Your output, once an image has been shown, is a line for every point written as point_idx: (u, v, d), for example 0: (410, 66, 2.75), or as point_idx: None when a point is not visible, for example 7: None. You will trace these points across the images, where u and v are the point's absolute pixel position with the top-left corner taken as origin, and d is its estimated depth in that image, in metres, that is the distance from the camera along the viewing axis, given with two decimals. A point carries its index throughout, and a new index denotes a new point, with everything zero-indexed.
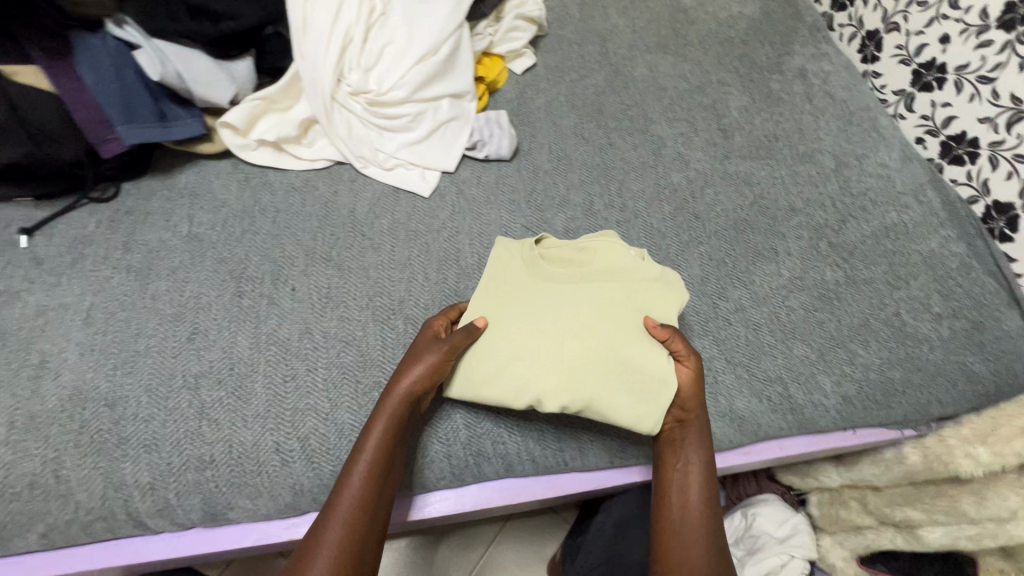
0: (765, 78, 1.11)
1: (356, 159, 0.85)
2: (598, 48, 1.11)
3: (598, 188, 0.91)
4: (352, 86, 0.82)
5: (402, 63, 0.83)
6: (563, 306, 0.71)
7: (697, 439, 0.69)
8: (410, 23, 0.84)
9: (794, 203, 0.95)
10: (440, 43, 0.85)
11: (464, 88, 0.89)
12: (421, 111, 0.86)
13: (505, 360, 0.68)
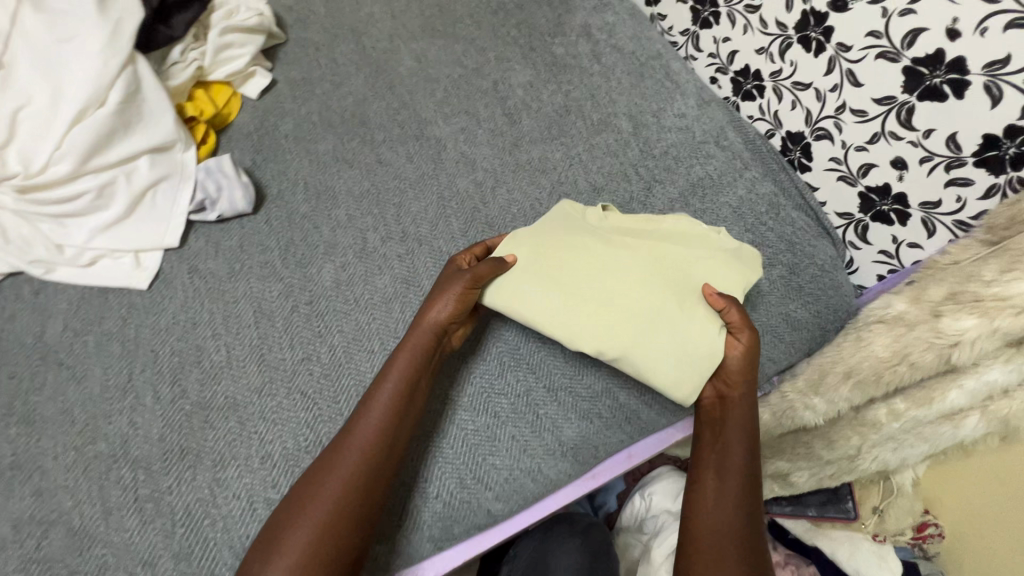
0: (547, 44, 1.01)
1: (38, 265, 0.66)
2: (353, 45, 0.95)
3: (371, 221, 0.77)
4: None
5: (54, 129, 0.64)
6: (611, 253, 0.68)
7: (738, 423, 0.65)
8: (52, 74, 0.64)
9: (594, 182, 0.86)
10: (103, 91, 0.65)
11: (165, 138, 0.70)
12: (107, 182, 0.67)
13: (544, 292, 0.66)
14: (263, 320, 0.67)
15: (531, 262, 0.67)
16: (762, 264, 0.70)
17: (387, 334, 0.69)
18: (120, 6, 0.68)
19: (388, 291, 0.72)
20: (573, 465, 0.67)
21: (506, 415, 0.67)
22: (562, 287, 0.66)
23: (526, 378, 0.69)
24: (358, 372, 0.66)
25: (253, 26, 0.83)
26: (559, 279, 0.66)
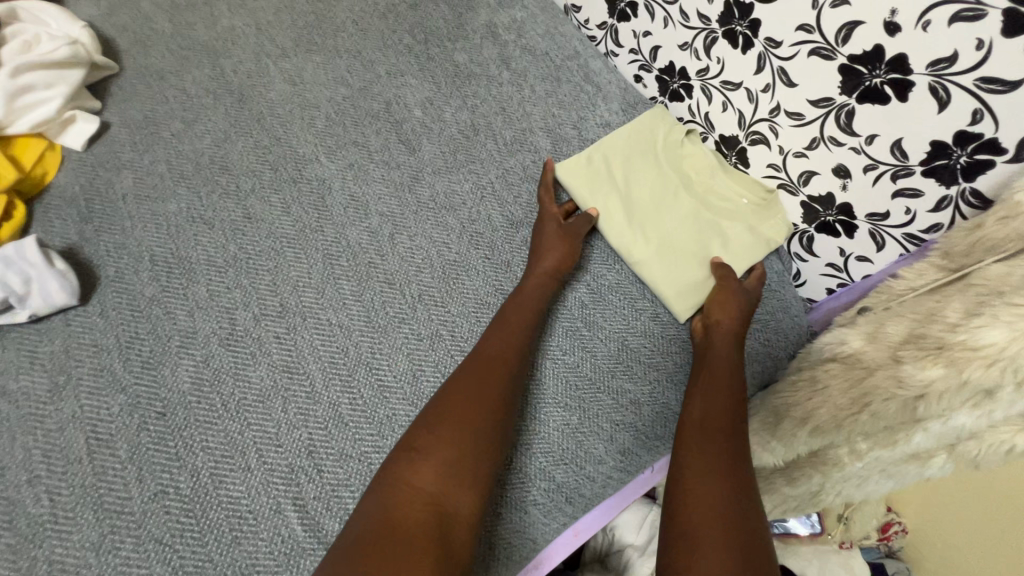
0: (446, 50, 0.88)
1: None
2: (209, 70, 0.78)
3: (241, 295, 0.63)
4: None
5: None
6: (658, 179, 0.80)
7: (729, 376, 0.64)
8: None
9: (511, 215, 0.75)
10: None
11: None
12: None
13: (614, 194, 0.78)
14: (100, 448, 0.53)
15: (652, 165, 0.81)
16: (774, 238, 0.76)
17: (265, 442, 0.56)
18: None
19: (265, 386, 0.59)
20: (506, 566, 0.59)
21: None
22: (637, 195, 0.79)
23: None
24: (227, 500, 0.53)
25: (63, 60, 0.67)
26: (634, 186, 0.79)
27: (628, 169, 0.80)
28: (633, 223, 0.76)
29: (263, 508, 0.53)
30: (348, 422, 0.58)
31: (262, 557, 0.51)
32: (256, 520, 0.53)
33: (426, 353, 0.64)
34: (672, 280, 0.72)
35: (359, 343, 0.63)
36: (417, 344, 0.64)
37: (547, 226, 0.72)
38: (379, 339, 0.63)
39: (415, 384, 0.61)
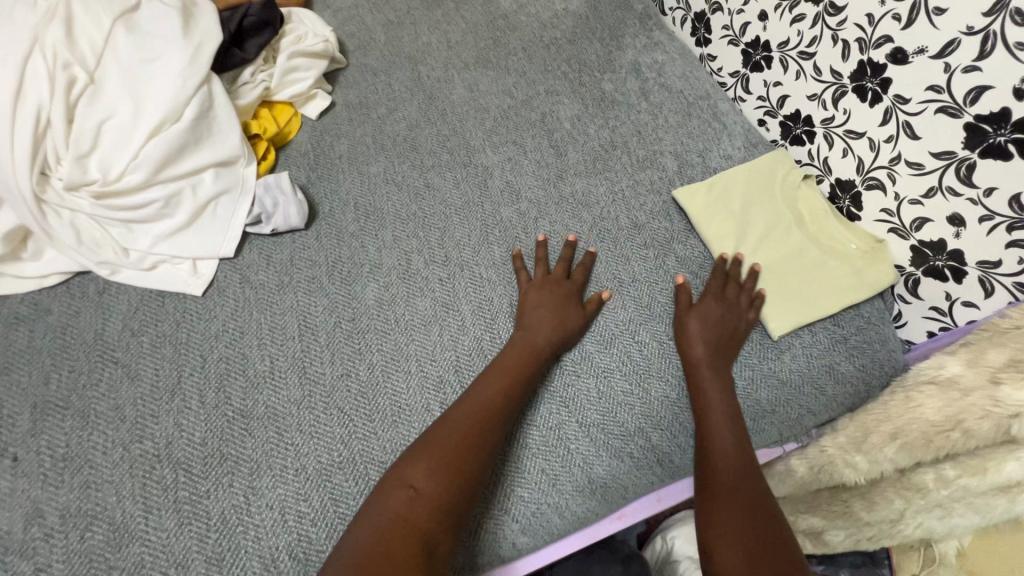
0: (596, 80, 1.02)
1: (102, 268, 0.68)
2: (408, 72, 0.97)
3: (416, 243, 0.78)
4: (65, 179, 0.65)
5: (135, 137, 0.67)
6: (772, 214, 0.87)
7: (730, 440, 0.66)
8: (135, 87, 0.68)
9: (636, 218, 0.86)
10: (181, 106, 0.69)
11: (232, 153, 0.74)
12: (174, 192, 0.70)
13: (732, 219, 0.85)
14: (308, 333, 0.69)
15: (768, 200, 0.88)
16: (881, 282, 0.81)
17: (423, 356, 0.70)
18: (201, 32, 0.72)
19: (427, 314, 0.73)
20: (600, 503, 0.67)
21: (537, 446, 0.67)
22: (750, 224, 0.86)
23: (557, 411, 0.69)
24: (393, 391, 0.67)
25: (318, 52, 0.88)
26: (750, 216, 0.86)
27: (744, 201, 0.88)
28: (743, 248, 0.83)
29: (417, 403, 0.67)
30: (487, 355, 0.71)
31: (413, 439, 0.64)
32: (411, 411, 0.66)
33: None
34: (778, 302, 0.79)
35: (501, 297, 0.76)
36: None
37: (541, 293, 0.74)
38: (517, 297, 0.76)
39: None
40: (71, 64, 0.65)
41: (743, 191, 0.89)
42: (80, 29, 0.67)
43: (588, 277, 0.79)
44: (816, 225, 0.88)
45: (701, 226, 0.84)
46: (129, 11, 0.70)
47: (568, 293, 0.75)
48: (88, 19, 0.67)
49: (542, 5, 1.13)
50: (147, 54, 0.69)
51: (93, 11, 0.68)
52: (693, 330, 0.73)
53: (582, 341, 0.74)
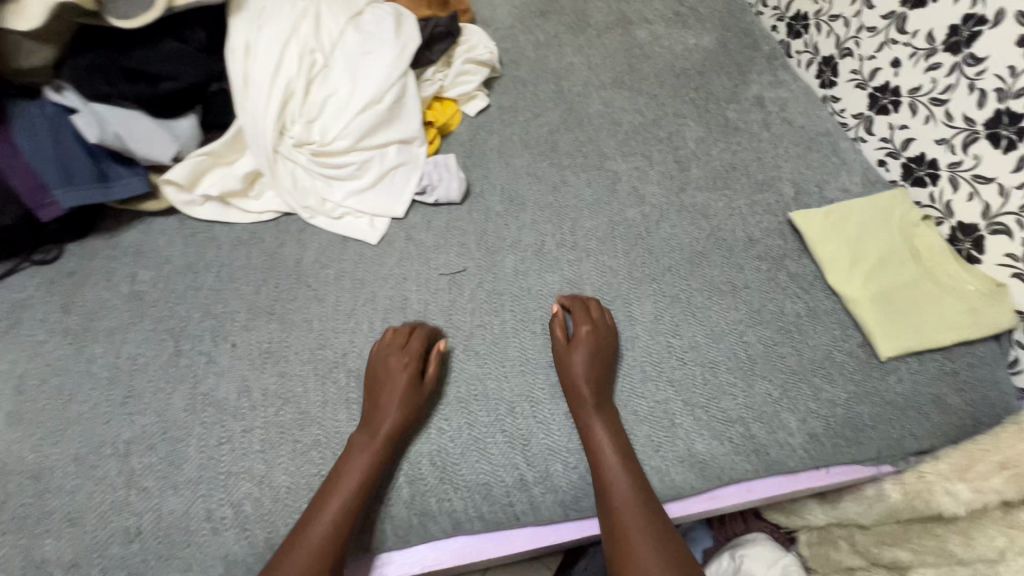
0: (721, 108, 1.11)
1: (303, 213, 0.84)
2: (553, 86, 1.10)
3: (551, 227, 0.89)
4: (295, 137, 0.82)
5: (347, 113, 0.83)
6: (888, 243, 0.90)
7: (635, 517, 0.64)
8: (353, 74, 0.85)
9: (751, 233, 0.92)
10: (383, 93, 0.85)
11: (413, 133, 0.89)
12: (367, 159, 0.85)
13: (847, 245, 0.89)
14: (456, 287, 0.81)
15: (885, 230, 0.91)
16: (996, 325, 0.82)
17: (551, 321, 0.79)
18: (406, 35, 0.89)
19: (556, 287, 0.82)
20: (698, 477, 0.71)
21: (645, 414, 0.73)
22: (864, 251, 0.89)
23: (665, 390, 0.75)
24: (521, 345, 0.76)
25: (484, 60, 1.02)
26: (865, 244, 0.90)
27: (859, 229, 0.91)
28: (856, 272, 0.86)
29: (543, 359, 0.76)
30: None
31: (538, 388, 0.73)
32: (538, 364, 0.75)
33: (667, 307, 0.82)
34: (888, 326, 0.81)
35: (621, 283, 0.84)
36: (661, 298, 0.83)
37: (382, 365, 0.71)
38: (635, 286, 0.84)
39: (657, 322, 0.81)
40: (313, 51, 0.83)
41: (860, 219, 0.92)
42: (326, 25, 0.85)
43: (527, 288, 0.82)
44: (934, 261, 0.90)
45: (814, 246, 0.89)
46: (358, 15, 0.88)
47: (410, 369, 0.69)
48: (331, 19, 0.86)
49: (675, 40, 1.24)
50: (367, 50, 0.86)
51: (335, 14, 0.86)
52: (582, 397, 0.70)
53: (692, 332, 0.80)
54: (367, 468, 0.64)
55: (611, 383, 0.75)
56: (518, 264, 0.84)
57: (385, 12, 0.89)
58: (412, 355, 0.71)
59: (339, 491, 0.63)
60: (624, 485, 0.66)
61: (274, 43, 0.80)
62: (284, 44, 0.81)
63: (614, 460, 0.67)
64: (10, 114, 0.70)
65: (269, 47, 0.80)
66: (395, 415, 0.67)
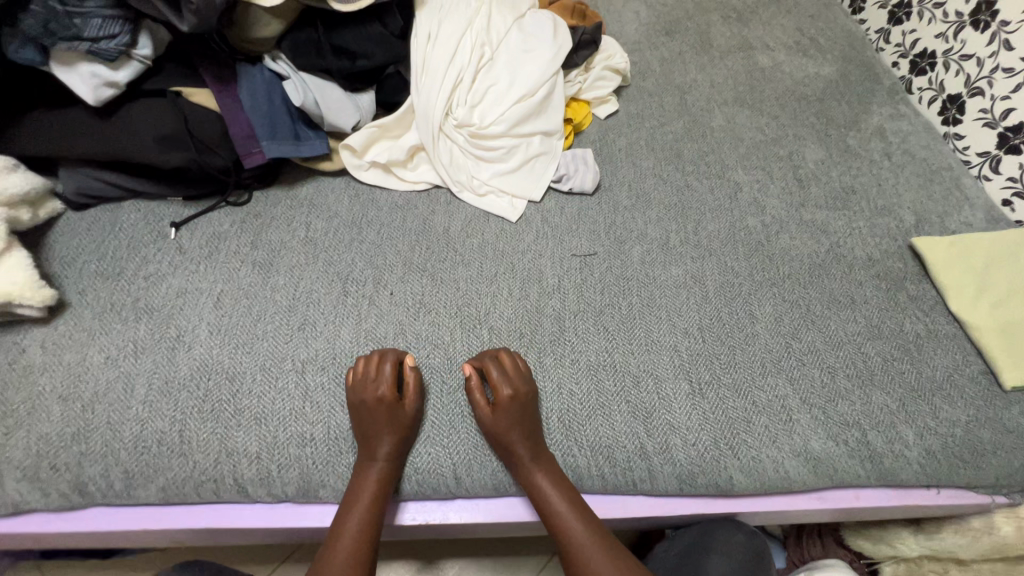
0: (842, 134, 1.14)
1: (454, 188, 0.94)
2: (677, 98, 1.16)
3: (675, 225, 0.94)
4: (458, 119, 0.92)
5: (504, 103, 0.92)
6: (1016, 276, 0.89)
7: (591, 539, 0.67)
8: (512, 69, 0.94)
9: (871, 253, 0.94)
10: (536, 87, 0.93)
11: (556, 127, 0.97)
12: (515, 145, 0.94)
13: (972, 273, 0.89)
14: (587, 268, 0.87)
15: (1014, 263, 0.90)
16: None
17: (675, 309, 0.84)
18: (561, 38, 0.97)
19: (680, 280, 0.87)
20: (812, 473, 0.74)
21: (764, 405, 0.77)
22: (990, 280, 0.89)
23: (784, 386, 0.78)
24: (647, 327, 0.82)
25: (620, 68, 1.10)
26: (991, 273, 0.90)
27: (986, 259, 0.91)
28: (978, 300, 0.87)
29: (668, 342, 0.81)
30: (726, 324, 0.83)
31: (662, 367, 0.78)
32: (662, 345, 0.80)
33: (787, 311, 0.86)
34: (1015, 356, 0.81)
35: (742, 284, 0.88)
36: (781, 302, 0.87)
37: (363, 404, 0.69)
38: (755, 288, 0.88)
39: (777, 324, 0.84)
40: (481, 47, 0.93)
41: (988, 249, 0.92)
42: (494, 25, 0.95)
43: (653, 277, 0.87)
44: None
45: (934, 271, 0.91)
46: (520, 19, 0.98)
47: (385, 400, 0.68)
48: (498, 19, 0.96)
49: (796, 66, 1.28)
50: (526, 49, 0.95)
51: (501, 15, 0.96)
52: (518, 455, 0.68)
53: (811, 338, 0.83)
54: (383, 475, 0.67)
55: (731, 373, 0.79)
56: (645, 255, 0.90)
57: (542, 17, 0.98)
58: (385, 383, 0.69)
59: (354, 503, 0.65)
60: (578, 531, 0.67)
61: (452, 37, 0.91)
62: (458, 38, 0.91)
63: (556, 497, 0.68)
64: (237, 74, 0.83)
65: (447, 39, 0.90)
66: (389, 445, 0.67)
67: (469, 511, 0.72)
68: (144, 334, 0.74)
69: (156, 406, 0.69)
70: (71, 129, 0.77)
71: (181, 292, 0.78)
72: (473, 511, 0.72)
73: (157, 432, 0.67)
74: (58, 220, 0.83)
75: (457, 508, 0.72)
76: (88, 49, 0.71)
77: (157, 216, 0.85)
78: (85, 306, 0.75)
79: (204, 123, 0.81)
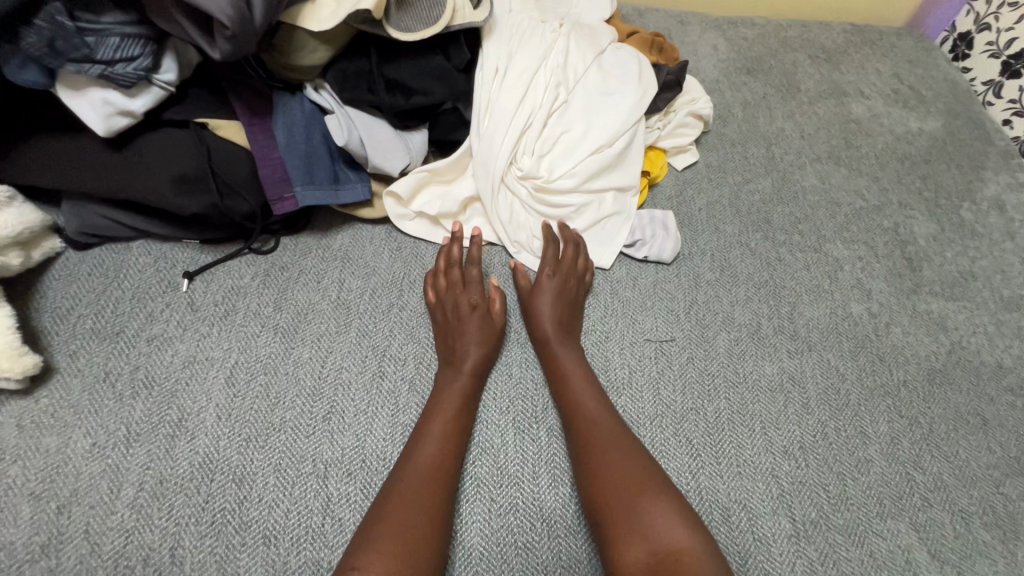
0: (954, 205, 0.98)
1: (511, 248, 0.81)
2: (763, 150, 1.02)
3: (767, 308, 0.80)
4: (523, 170, 0.79)
5: (578, 150, 0.80)
6: None
7: (610, 429, 0.62)
8: (590, 112, 0.81)
9: (1000, 359, 0.79)
10: (616, 137, 0.80)
11: (633, 182, 0.83)
12: (585, 202, 0.81)
13: None
14: (664, 358, 0.74)
15: None
16: None
17: (769, 420, 0.70)
18: (646, 82, 0.84)
19: (774, 381, 0.73)
20: None
21: (884, 557, 0.62)
22: None
23: (907, 533, 0.64)
24: (738, 441, 0.68)
25: (704, 114, 0.96)
26: None
27: None
28: None
29: (762, 462, 0.67)
30: (833, 443, 0.69)
31: (756, 498, 0.64)
32: (755, 466, 0.66)
33: (905, 430, 0.71)
34: None
35: (849, 390, 0.74)
36: (897, 419, 0.72)
37: (457, 305, 0.71)
38: (865, 398, 0.73)
39: (894, 446, 0.69)
40: (557, 83, 0.81)
41: None
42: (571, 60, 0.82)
43: (742, 375, 0.73)
44: None
45: None
46: (600, 55, 0.85)
47: (479, 307, 0.71)
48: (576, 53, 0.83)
49: (895, 120, 1.13)
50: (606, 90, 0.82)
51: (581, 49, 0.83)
52: (547, 332, 0.71)
53: (936, 468, 0.68)
54: (468, 389, 0.65)
55: (842, 510, 0.64)
56: (732, 347, 0.76)
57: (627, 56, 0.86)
58: (478, 291, 0.73)
59: (440, 412, 0.63)
60: (596, 416, 0.63)
61: (523, 70, 0.79)
62: (533, 71, 0.79)
63: (580, 382, 0.67)
64: (273, 105, 0.71)
65: (518, 73, 0.78)
66: (477, 354, 0.68)
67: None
68: (140, 414, 0.62)
69: (146, 513, 0.56)
70: (77, 162, 0.66)
71: (188, 362, 0.66)
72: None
73: (144, 548, 0.55)
74: (56, 261, 0.71)
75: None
76: (101, 72, 0.59)
77: (169, 263, 0.73)
78: (74, 374, 0.63)
79: (231, 162, 0.70)
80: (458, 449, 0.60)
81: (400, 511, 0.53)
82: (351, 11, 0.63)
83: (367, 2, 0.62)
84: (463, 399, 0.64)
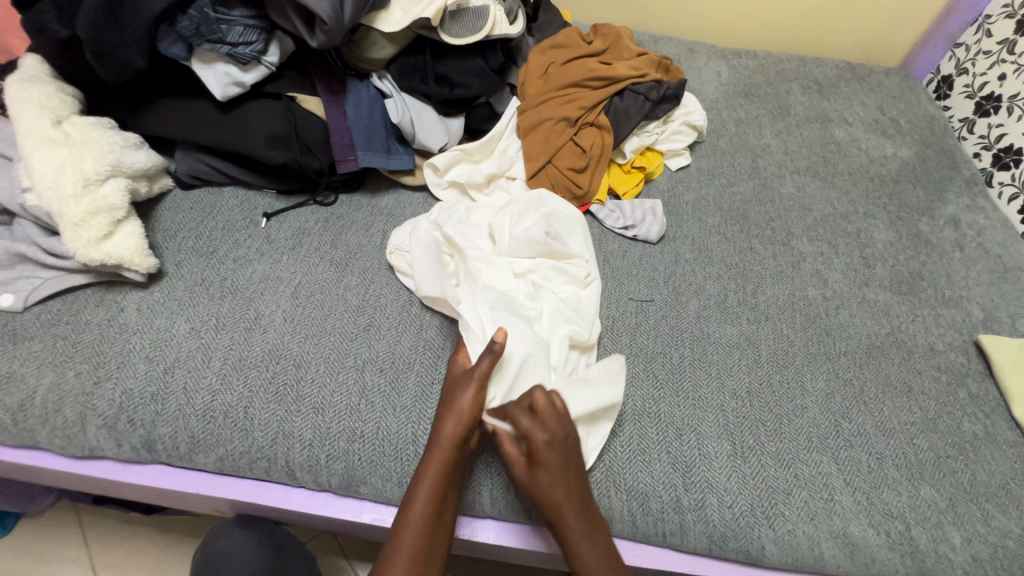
0: (914, 219, 1.13)
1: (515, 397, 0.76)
2: (749, 161, 1.18)
3: (734, 284, 0.95)
4: (513, 176, 0.99)
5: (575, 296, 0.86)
6: None
7: (590, 551, 0.65)
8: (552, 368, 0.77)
9: (933, 343, 0.93)
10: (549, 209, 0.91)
11: (576, 214, 0.93)
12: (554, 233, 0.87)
13: None
14: (643, 313, 0.89)
15: None
16: None
17: (724, 369, 0.85)
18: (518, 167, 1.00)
19: (732, 340, 0.88)
20: (848, 559, 0.72)
21: (806, 479, 0.76)
22: None
23: (827, 463, 0.77)
24: (695, 381, 0.83)
25: (698, 125, 1.13)
26: None
27: None
28: None
29: (714, 398, 0.81)
30: (775, 391, 0.83)
31: (706, 424, 0.79)
32: (708, 401, 0.81)
33: (839, 388, 0.85)
34: None
35: (795, 353, 0.88)
36: (834, 379, 0.86)
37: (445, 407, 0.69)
38: (808, 360, 0.87)
39: (827, 398, 0.84)
40: (553, 230, 0.87)
41: None
42: (461, 353, 0.75)
43: (706, 333, 0.88)
44: None
45: (1000, 374, 0.88)
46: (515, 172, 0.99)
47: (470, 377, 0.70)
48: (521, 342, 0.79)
49: (873, 145, 1.28)
50: (565, 222, 0.91)
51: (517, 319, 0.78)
52: (553, 521, 0.66)
53: (862, 420, 0.82)
54: (446, 470, 0.67)
55: (775, 441, 0.79)
56: (701, 310, 0.91)
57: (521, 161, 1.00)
58: (470, 394, 0.69)
59: (422, 481, 0.66)
60: (581, 544, 0.65)
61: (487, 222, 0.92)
62: (516, 222, 0.89)
63: (560, 503, 0.66)
64: (346, 87, 0.91)
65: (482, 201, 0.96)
66: (469, 405, 0.68)
67: (500, 533, 0.75)
68: (226, 312, 0.80)
69: (229, 380, 0.74)
70: (195, 118, 0.86)
71: (263, 278, 0.84)
72: (500, 533, 0.75)
73: (225, 404, 0.73)
74: (167, 196, 0.91)
75: (481, 528, 0.75)
76: (227, 52, 0.79)
77: (252, 205, 0.92)
78: (178, 278, 0.82)
79: (310, 128, 0.89)
80: (441, 518, 0.66)
81: (420, 518, 0.64)
82: (415, 19, 0.83)
83: (428, 13, 0.82)
84: (445, 472, 0.67)
